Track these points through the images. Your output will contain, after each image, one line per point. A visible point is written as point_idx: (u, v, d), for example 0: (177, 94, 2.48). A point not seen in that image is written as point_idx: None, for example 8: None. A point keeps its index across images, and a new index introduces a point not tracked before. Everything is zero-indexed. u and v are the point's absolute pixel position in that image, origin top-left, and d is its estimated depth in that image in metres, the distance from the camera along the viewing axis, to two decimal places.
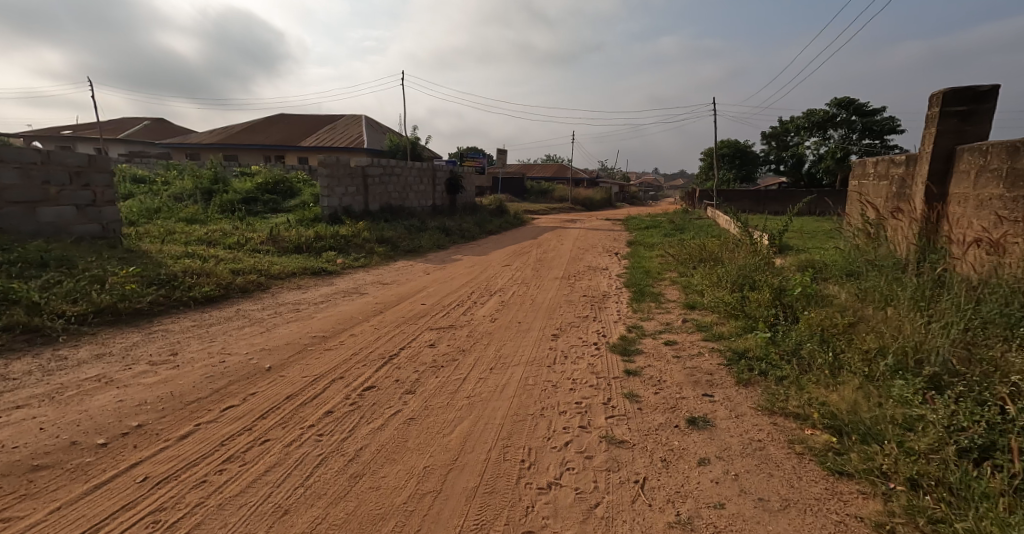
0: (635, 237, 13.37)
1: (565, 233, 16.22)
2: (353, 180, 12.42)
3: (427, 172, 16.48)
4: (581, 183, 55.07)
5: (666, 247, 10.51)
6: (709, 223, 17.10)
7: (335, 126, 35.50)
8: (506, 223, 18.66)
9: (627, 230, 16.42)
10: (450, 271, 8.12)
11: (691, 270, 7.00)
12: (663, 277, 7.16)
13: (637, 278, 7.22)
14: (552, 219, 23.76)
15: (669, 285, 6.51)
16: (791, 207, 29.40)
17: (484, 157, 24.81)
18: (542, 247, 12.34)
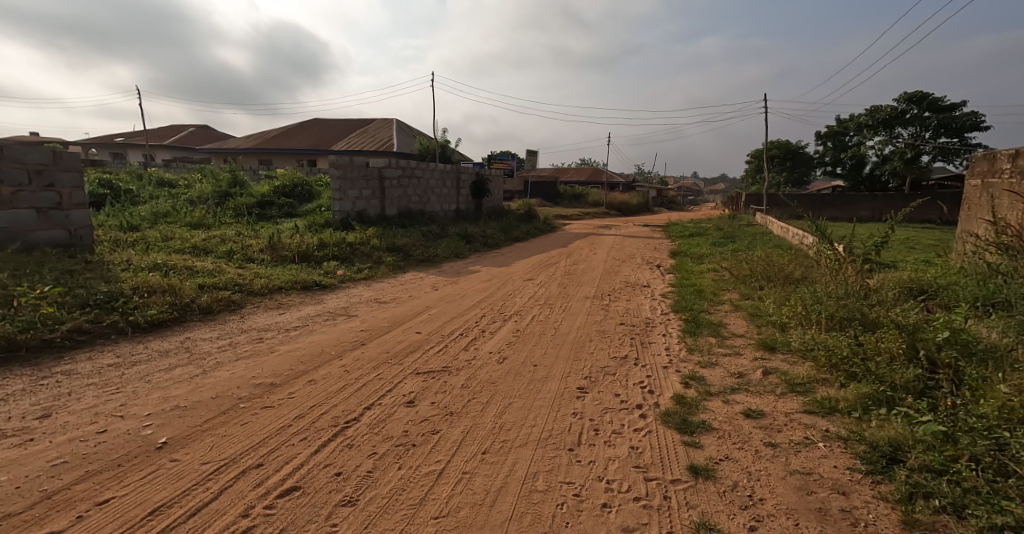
0: (677, 247, 12.02)
1: (599, 241, 14.99)
2: (367, 183, 11.66)
3: (451, 174, 15.62)
4: (617, 188, 53.40)
5: (717, 260, 9.19)
6: (761, 231, 15.57)
7: (367, 130, 35.26)
8: (535, 230, 17.55)
9: (667, 239, 15.04)
10: (466, 286, 7.05)
11: (755, 292, 5.71)
12: (721, 300, 5.83)
13: (687, 301, 5.91)
14: (585, 225, 22.50)
15: (731, 312, 5.19)
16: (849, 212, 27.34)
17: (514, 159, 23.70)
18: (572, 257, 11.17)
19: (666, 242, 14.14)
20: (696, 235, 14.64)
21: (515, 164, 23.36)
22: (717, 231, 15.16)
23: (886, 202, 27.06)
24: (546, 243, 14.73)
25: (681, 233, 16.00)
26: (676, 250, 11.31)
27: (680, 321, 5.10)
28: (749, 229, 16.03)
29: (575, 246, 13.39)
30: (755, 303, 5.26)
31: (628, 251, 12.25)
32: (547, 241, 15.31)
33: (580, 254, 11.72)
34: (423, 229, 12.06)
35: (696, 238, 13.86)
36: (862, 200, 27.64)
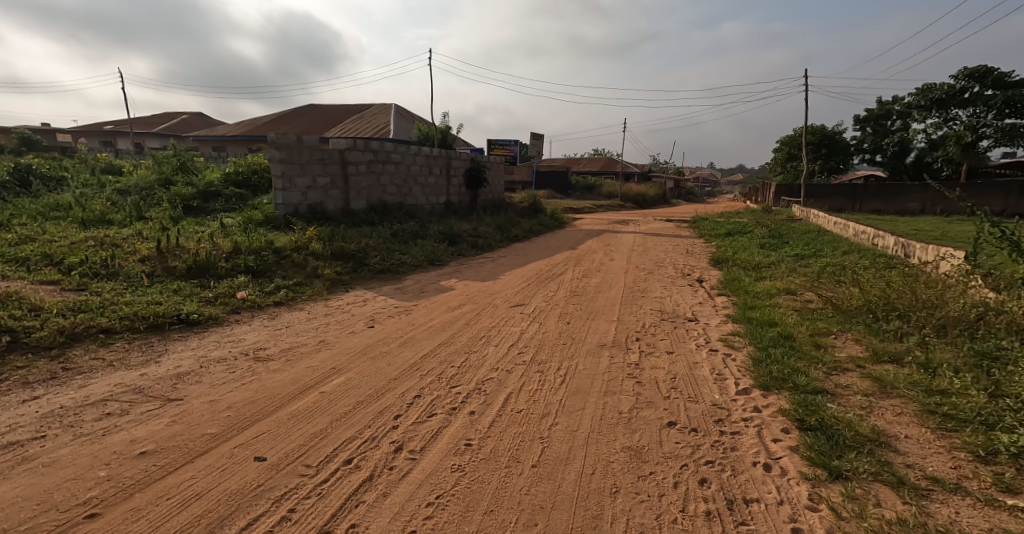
0: (715, 252, 9.48)
1: (615, 242, 12.50)
2: (322, 168, 9.31)
3: (430, 158, 13.28)
4: (633, 178, 50.79)
5: (778, 275, 6.84)
6: (809, 228, 13.21)
7: (366, 116, 33.03)
8: (540, 226, 15.07)
9: (698, 239, 12.61)
10: (423, 326, 4.63)
11: (891, 361, 3.37)
12: (839, 373, 3.35)
13: (780, 369, 3.43)
14: (598, 220, 19.92)
15: (888, 414, 2.70)
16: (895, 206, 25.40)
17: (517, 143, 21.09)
18: (578, 265, 8.71)
19: (696, 244, 11.63)
20: (735, 235, 12.08)
21: (519, 149, 20.77)
22: (759, 231, 12.59)
23: (938, 192, 25.06)
24: (551, 244, 12.28)
25: (713, 232, 13.45)
26: (714, 258, 8.77)
27: (793, 434, 2.63)
28: (795, 226, 13.61)
29: (587, 249, 10.92)
30: (934, 398, 2.76)
31: (650, 256, 9.75)
32: (551, 241, 12.83)
33: (592, 262, 9.23)
34: (391, 228, 9.71)
35: (735, 239, 11.30)
36: (911, 190, 25.49)
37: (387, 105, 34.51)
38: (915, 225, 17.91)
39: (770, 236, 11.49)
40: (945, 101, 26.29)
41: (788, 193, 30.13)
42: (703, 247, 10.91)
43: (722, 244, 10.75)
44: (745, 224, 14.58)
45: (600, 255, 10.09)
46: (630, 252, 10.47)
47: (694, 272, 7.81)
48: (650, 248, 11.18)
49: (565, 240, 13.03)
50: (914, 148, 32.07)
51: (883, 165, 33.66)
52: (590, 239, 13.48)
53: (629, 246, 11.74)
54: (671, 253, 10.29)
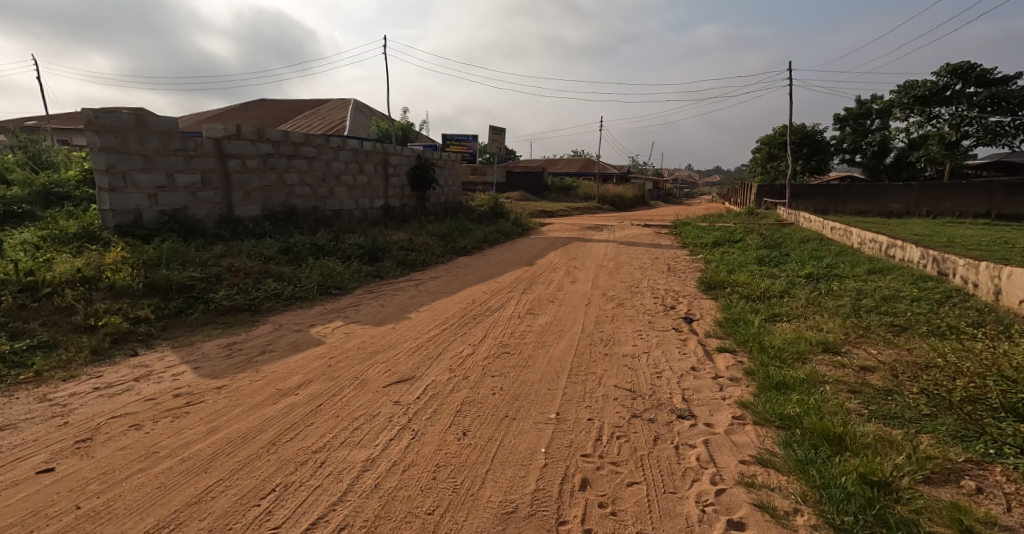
0: (705, 274, 7.41)
1: (581, 254, 10.36)
2: (183, 163, 7.02)
3: (355, 153, 10.97)
4: (610, 179, 49.07)
5: (796, 314, 4.80)
6: (810, 237, 11.27)
7: (320, 112, 30.44)
8: (496, 235, 12.86)
9: (680, 252, 10.58)
10: (170, 455, 2.37)
11: None
12: None
13: None
14: (569, 225, 17.78)
15: None
16: (876, 208, 24.70)
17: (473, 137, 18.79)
18: (523, 294, 6.55)
19: (680, 258, 9.58)
20: (724, 246, 10.04)
21: (478, 146, 18.52)
22: (752, 241, 10.58)
23: (921, 193, 23.69)
24: (503, 258, 10.07)
25: (697, 242, 11.40)
26: (706, 283, 6.66)
27: None
28: (792, 234, 11.67)
29: (546, 266, 8.76)
30: None
31: (622, 278, 7.63)
32: (504, 253, 10.65)
33: (547, 287, 7.05)
34: (284, 244, 7.42)
35: (725, 254, 9.26)
36: (895, 191, 24.22)
37: (344, 100, 31.94)
38: (912, 229, 16.17)
39: (767, 249, 9.46)
40: (927, 98, 24.68)
41: (771, 194, 28.64)
42: (688, 264, 8.83)
43: (710, 261, 8.69)
44: (732, 232, 12.60)
45: (559, 275, 7.93)
46: (598, 270, 8.34)
47: (680, 306, 5.71)
48: (623, 264, 9.06)
49: (521, 252, 10.86)
50: (894, 148, 30.82)
51: (863, 166, 32.40)
52: (554, 250, 11.34)
53: (598, 260, 9.59)
54: (649, 272, 8.18)
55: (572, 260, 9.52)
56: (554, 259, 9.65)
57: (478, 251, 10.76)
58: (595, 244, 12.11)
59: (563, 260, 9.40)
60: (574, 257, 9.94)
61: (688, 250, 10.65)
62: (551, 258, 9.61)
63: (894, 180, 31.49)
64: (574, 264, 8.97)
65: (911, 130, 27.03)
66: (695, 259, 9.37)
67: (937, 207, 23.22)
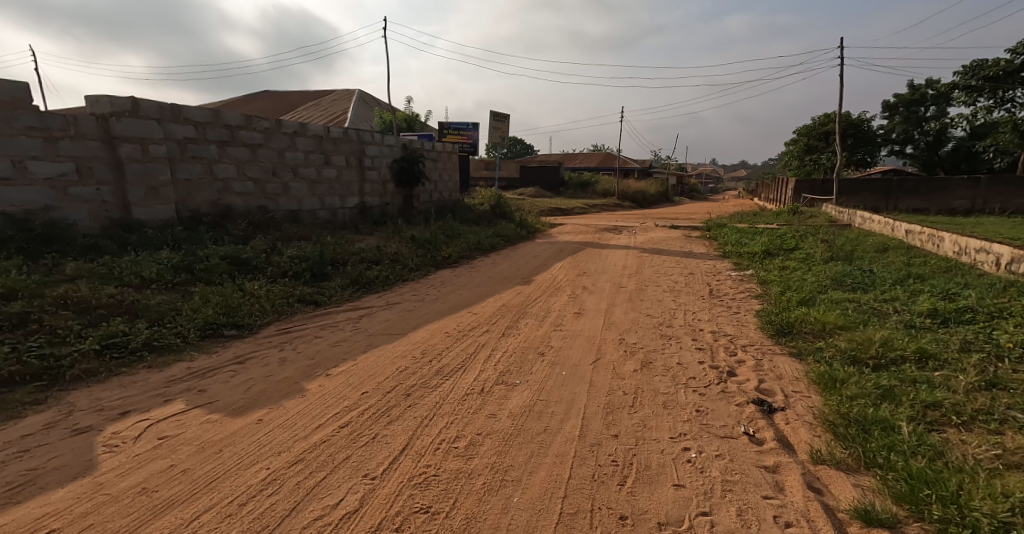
0: (764, 308, 5.26)
1: (595, 268, 8.28)
2: (42, 146, 5.15)
3: (315, 141, 9.04)
4: (630, 174, 46.55)
5: (975, 414, 2.65)
6: (888, 245, 9.01)
7: (321, 104, 28.75)
8: (493, 242, 10.85)
9: (720, 266, 8.41)
10: None
11: None
12: None
13: None
14: (582, 227, 15.70)
15: None
16: (937, 204, 22.48)
17: (472, 126, 16.79)
18: (501, 343, 4.49)
19: (721, 277, 7.43)
20: (775, 262, 7.89)
21: (480, 136, 16.51)
22: (814, 255, 8.41)
23: (991, 187, 21.62)
24: (494, 272, 8.03)
25: (739, 252, 9.27)
26: (773, 328, 4.50)
27: None
28: (861, 242, 9.41)
29: (546, 286, 6.73)
30: None
31: (646, 311, 5.53)
32: (497, 266, 8.62)
33: (539, 329, 4.98)
34: (188, 258, 5.49)
35: (783, 271, 7.11)
36: (959, 185, 22.02)
37: (348, 90, 30.19)
38: (994, 228, 13.87)
39: (840, 265, 7.29)
40: (1002, 78, 21.72)
41: (810, 189, 25.85)
42: (734, 286, 6.67)
43: (764, 283, 6.53)
44: (782, 240, 10.46)
45: (558, 306, 5.86)
46: (613, 296, 6.25)
47: (739, 376, 3.57)
48: (647, 286, 6.97)
49: (520, 265, 8.83)
50: (954, 138, 28.40)
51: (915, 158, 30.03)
52: (563, 260, 9.26)
53: (615, 278, 7.48)
54: (682, 300, 6.04)
55: (580, 278, 7.46)
56: (557, 275, 7.59)
57: (467, 262, 8.77)
58: (611, 253, 10.02)
59: (569, 278, 7.32)
60: (585, 273, 7.88)
61: (728, 265, 8.51)
62: (554, 275, 7.56)
63: (949, 174, 29.03)
64: (583, 285, 6.90)
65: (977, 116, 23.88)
66: (742, 277, 7.23)
67: (1009, 204, 21.19)
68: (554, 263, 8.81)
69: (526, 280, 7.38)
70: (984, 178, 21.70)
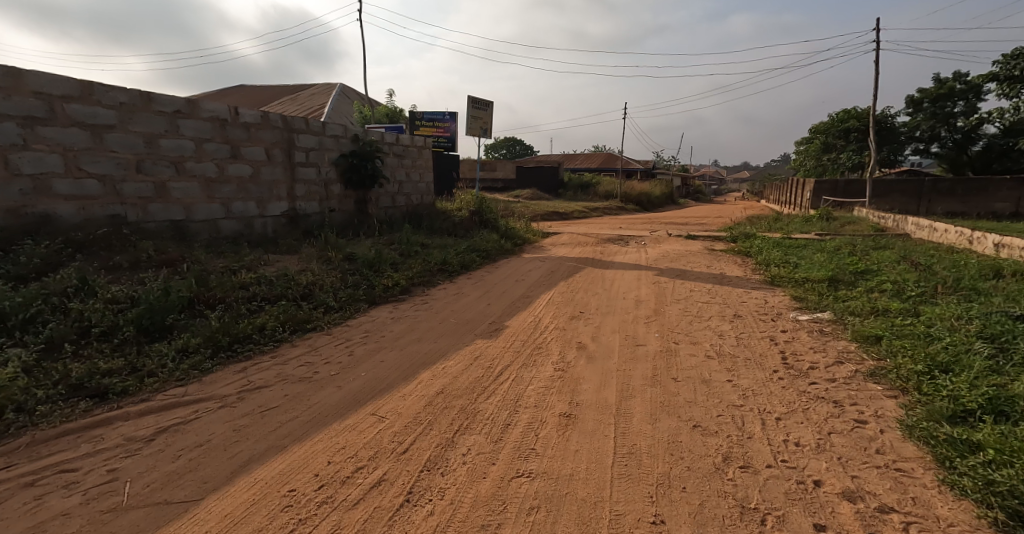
0: (924, 426, 2.79)
1: (598, 309, 5.91)
2: None
3: (215, 125, 6.40)
4: (634, 176, 44.28)
5: None
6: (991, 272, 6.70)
7: (299, 97, 26.42)
8: (462, 267, 8.37)
9: (771, 305, 6.06)
10: None
11: None
12: None
13: None
14: (580, 237, 13.24)
15: None
16: (975, 208, 20.27)
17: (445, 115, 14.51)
18: None
19: (784, 329, 5.06)
20: (861, 310, 5.39)
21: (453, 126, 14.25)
22: (909, 297, 5.92)
23: None
24: (450, 319, 5.52)
25: (791, 285, 6.93)
26: (1015, 523, 1.99)
27: None
28: (951, 271, 7.08)
29: (524, 356, 4.34)
30: None
31: (692, 420, 3.06)
32: (460, 306, 6.11)
33: (487, 477, 2.48)
34: None
35: (886, 326, 4.66)
36: (997, 187, 19.89)
37: (329, 84, 27.82)
38: None
39: (966, 315, 4.84)
40: None
41: (831, 191, 23.12)
42: (823, 355, 4.17)
43: (876, 355, 4.04)
44: (844, 265, 7.96)
45: (537, 403, 3.34)
46: (629, 378, 3.76)
47: None
48: (680, 350, 4.45)
49: (491, 303, 6.34)
50: (985, 136, 25.93)
51: (940, 157, 27.80)
52: (556, 294, 6.91)
53: (627, 333, 4.97)
54: (750, 390, 3.50)
55: (575, 333, 4.97)
56: (540, 331, 5.09)
57: (418, 299, 6.26)
58: (620, 284, 7.51)
59: (559, 339, 4.81)
60: (583, 323, 5.39)
61: (788, 306, 6.01)
62: (538, 331, 5.06)
63: (979, 174, 26.75)
64: (583, 355, 4.39)
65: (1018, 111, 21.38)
66: (826, 336, 4.72)
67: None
68: (539, 303, 6.33)
69: (494, 337, 4.89)
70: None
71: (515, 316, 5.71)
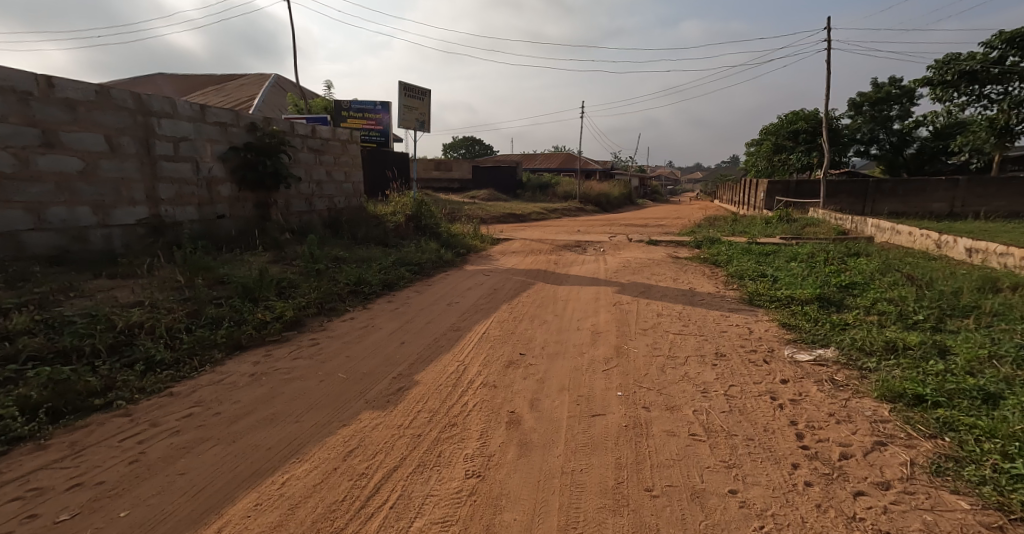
0: None
1: (544, 353, 4.53)
2: None
3: (7, 98, 4.73)
4: (594, 175, 43.60)
5: None
6: (981, 291, 5.80)
7: (227, 89, 24.00)
8: (380, 289, 6.77)
9: (755, 338, 4.87)
10: None
11: None
12: None
13: None
14: (533, 244, 11.82)
15: None
16: (913, 207, 20.15)
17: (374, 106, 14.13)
18: None
19: (785, 379, 3.83)
20: (875, 348, 4.18)
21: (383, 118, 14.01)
22: (919, 326, 4.79)
23: (969, 188, 19.08)
24: (336, 376, 3.93)
25: (772, 310, 5.79)
26: None
27: None
28: (944, 286, 6.13)
29: (431, 452, 2.83)
30: None
31: None
32: (357, 352, 4.53)
33: None
34: None
35: (921, 378, 3.47)
36: (931, 187, 19.79)
37: (263, 75, 25.50)
38: None
39: (1011, 357, 3.72)
40: (973, 71, 19.56)
41: (783, 192, 22.82)
42: (854, 432, 2.88)
43: (931, 434, 2.78)
44: (830, 279, 6.87)
45: None
46: (582, 497, 2.38)
47: None
48: (652, 428, 3.11)
49: (405, 343, 4.82)
50: (918, 138, 26.76)
51: (876, 159, 28.02)
52: (494, 324, 5.51)
53: (577, 396, 3.58)
54: (772, 521, 2.17)
55: (508, 400, 3.52)
56: (457, 400, 3.59)
57: (305, 343, 4.65)
58: (574, 309, 6.12)
59: (482, 412, 3.35)
60: (522, 378, 3.96)
61: (782, 340, 4.77)
62: (454, 398, 3.58)
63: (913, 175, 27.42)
64: (513, 444, 2.95)
65: (952, 115, 21.70)
66: (844, 394, 3.48)
67: (990, 207, 18.64)
68: (467, 343, 4.84)
69: (389, 408, 3.36)
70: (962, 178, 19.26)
71: (428, 367, 4.19)
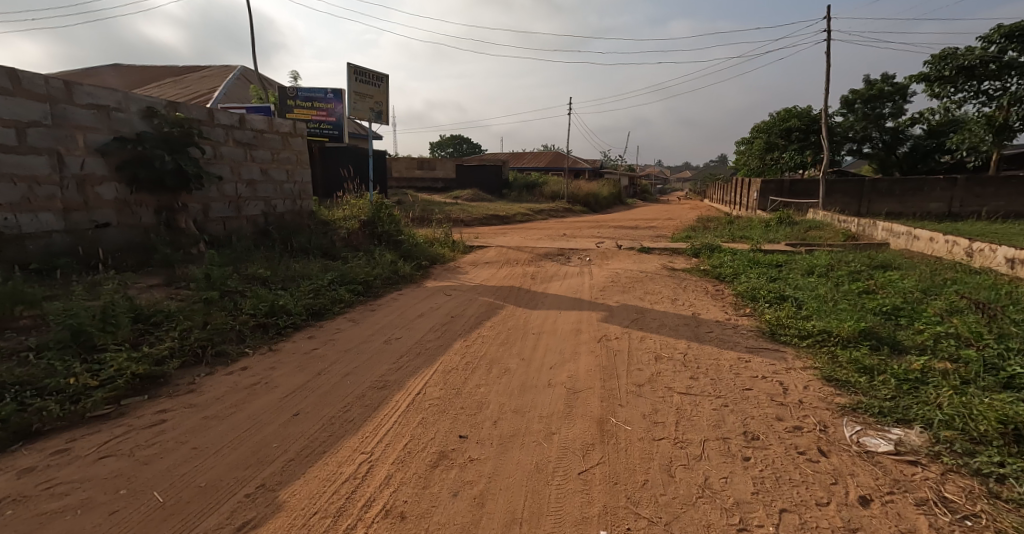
0: None
1: (497, 436, 3.08)
2: None
3: None
4: (583, 174, 42.24)
5: None
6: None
7: (187, 81, 22.18)
8: (300, 320, 5.25)
9: (795, 403, 3.47)
10: None
11: None
12: None
13: None
14: (510, 253, 10.34)
15: None
16: (913, 207, 19.02)
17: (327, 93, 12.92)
18: None
19: (870, 497, 2.42)
20: (989, 437, 2.76)
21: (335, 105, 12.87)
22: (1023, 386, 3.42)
23: (968, 188, 17.89)
24: (145, 497, 2.40)
25: (805, 353, 4.40)
26: None
27: None
28: (1016, 316, 4.77)
29: None
30: None
31: None
32: (213, 437, 2.98)
33: None
34: None
35: None
36: (929, 188, 18.59)
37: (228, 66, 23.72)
38: None
39: None
40: (971, 67, 18.34)
41: (778, 191, 21.52)
42: None
43: None
44: (867, 305, 5.46)
45: None
46: None
47: None
48: None
49: (301, 417, 3.33)
50: (911, 137, 25.81)
51: (870, 158, 27.01)
52: (439, 378, 4.05)
53: None
54: None
55: None
56: None
57: (140, 421, 3.11)
58: (547, 350, 4.65)
59: None
60: (455, 494, 2.51)
61: (835, 408, 3.36)
62: None
63: (905, 174, 26.53)
64: None
65: (948, 112, 20.56)
66: None
67: (989, 207, 17.39)
68: (389, 416, 3.38)
69: None
70: (960, 177, 18.02)
71: (308, 473, 2.67)
